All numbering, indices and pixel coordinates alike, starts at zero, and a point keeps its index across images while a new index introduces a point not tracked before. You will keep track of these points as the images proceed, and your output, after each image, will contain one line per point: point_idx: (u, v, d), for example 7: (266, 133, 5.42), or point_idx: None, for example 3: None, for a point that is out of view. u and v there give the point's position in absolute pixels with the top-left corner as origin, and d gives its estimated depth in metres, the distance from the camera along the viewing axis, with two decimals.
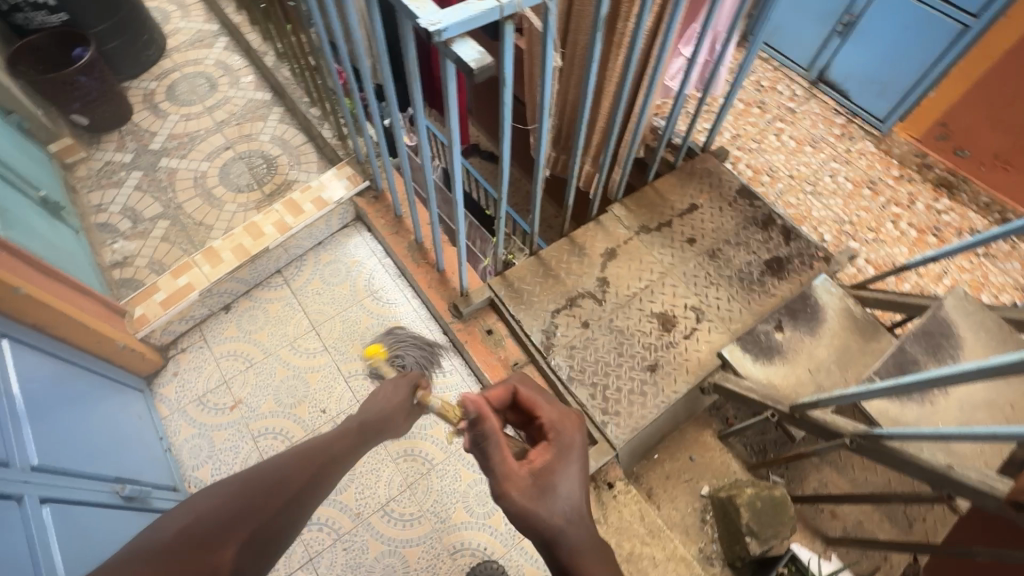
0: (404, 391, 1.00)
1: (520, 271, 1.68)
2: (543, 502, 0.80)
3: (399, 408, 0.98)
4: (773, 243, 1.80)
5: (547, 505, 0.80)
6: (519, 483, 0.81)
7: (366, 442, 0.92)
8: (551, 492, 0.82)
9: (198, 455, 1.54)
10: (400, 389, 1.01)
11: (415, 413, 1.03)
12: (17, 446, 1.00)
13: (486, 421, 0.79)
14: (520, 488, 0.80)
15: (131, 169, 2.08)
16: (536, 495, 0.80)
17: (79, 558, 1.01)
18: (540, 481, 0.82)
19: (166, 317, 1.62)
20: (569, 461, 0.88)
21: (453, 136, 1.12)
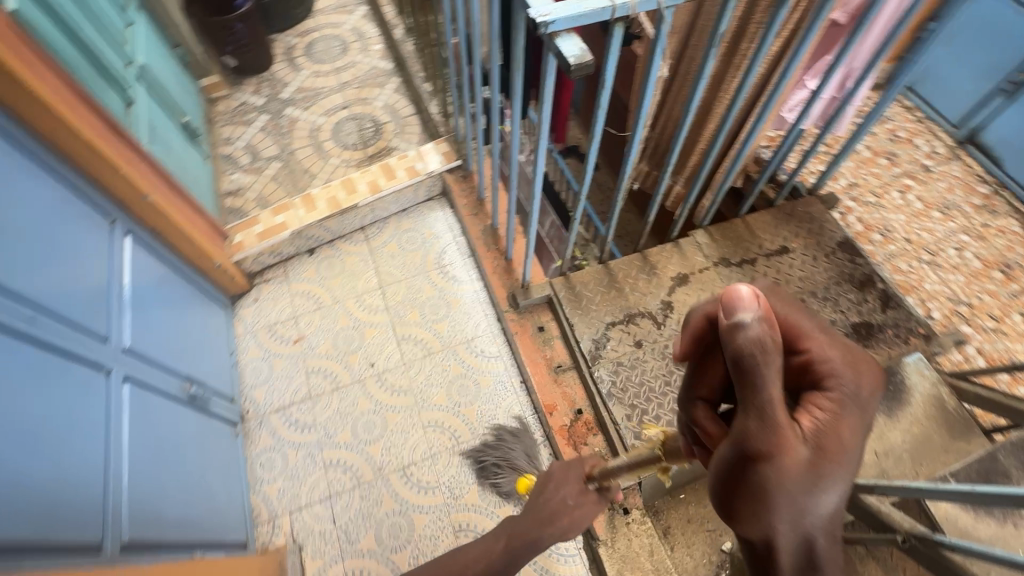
0: (568, 492, 1.18)
1: (584, 276, 1.66)
2: (810, 484, 0.57)
3: (560, 508, 1.15)
4: (866, 306, 1.65)
5: (804, 494, 0.57)
6: (794, 449, 0.58)
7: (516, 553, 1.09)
8: (825, 476, 0.58)
9: (257, 376, 1.69)
10: (572, 483, 1.19)
11: (570, 514, 1.14)
12: (116, 328, 1.16)
13: (772, 347, 0.58)
14: (793, 455, 0.58)
15: (260, 112, 2.31)
16: (806, 471, 0.58)
17: (146, 436, 1.15)
18: (818, 459, 0.59)
19: (259, 248, 1.80)
20: (854, 436, 0.63)
21: (543, 131, 1.13)
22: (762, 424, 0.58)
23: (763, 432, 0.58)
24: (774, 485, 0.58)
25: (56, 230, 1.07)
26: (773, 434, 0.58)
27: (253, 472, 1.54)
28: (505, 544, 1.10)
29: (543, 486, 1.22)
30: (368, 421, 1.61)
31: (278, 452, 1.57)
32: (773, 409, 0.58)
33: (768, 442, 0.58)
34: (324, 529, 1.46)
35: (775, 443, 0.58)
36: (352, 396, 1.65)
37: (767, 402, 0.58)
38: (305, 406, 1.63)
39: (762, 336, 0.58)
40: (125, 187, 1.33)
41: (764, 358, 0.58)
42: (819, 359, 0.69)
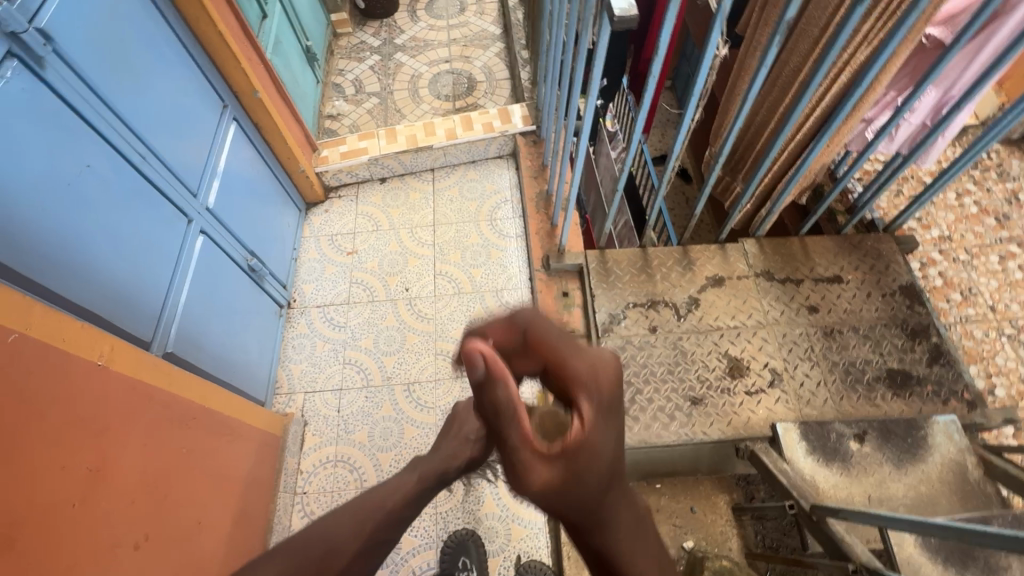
0: (468, 426, 0.98)
1: (619, 254, 1.70)
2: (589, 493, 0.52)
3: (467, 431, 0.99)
4: (911, 356, 1.52)
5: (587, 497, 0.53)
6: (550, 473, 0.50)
7: (430, 487, 0.90)
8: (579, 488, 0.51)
9: (310, 274, 1.90)
10: (471, 420, 1.00)
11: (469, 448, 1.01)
12: (204, 189, 1.39)
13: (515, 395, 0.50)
14: (551, 481, 0.50)
15: (374, 52, 2.54)
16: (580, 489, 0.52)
17: (206, 282, 1.37)
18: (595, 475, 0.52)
19: (340, 165, 2.01)
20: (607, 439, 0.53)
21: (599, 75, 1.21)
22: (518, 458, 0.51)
23: (524, 469, 0.51)
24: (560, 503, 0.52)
25: (176, 96, 1.30)
26: (534, 466, 0.50)
27: (285, 351, 1.75)
28: (416, 478, 0.90)
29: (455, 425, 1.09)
30: (389, 335, 1.77)
31: (309, 340, 1.77)
32: (525, 441, 0.50)
33: (554, 486, 0.51)
34: (327, 413, 1.64)
35: (536, 471, 0.50)
36: (382, 311, 1.81)
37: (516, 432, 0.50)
38: (342, 309, 1.82)
39: (504, 393, 0.51)
40: (240, 80, 1.56)
41: (498, 399, 0.51)
42: (570, 372, 0.55)
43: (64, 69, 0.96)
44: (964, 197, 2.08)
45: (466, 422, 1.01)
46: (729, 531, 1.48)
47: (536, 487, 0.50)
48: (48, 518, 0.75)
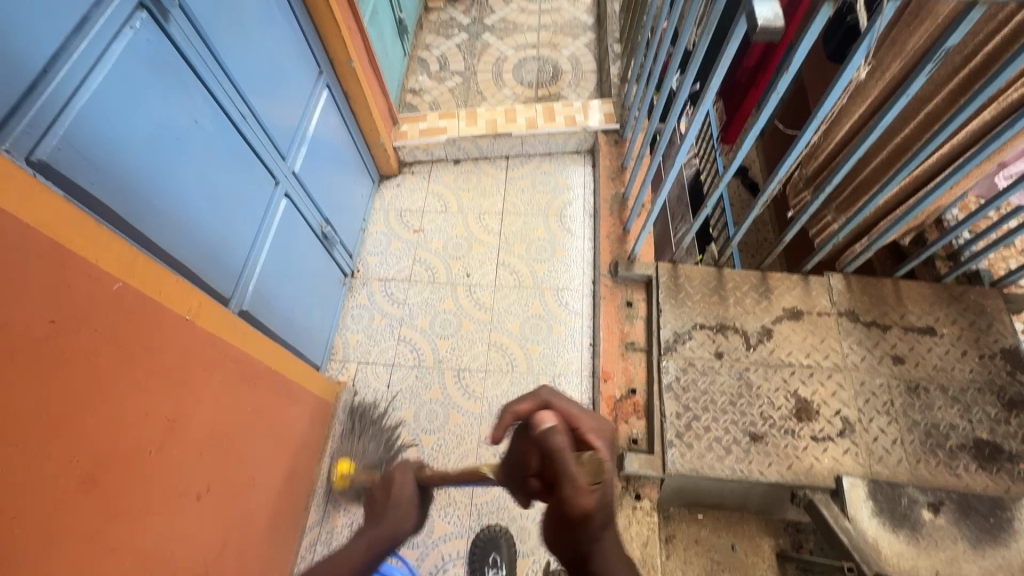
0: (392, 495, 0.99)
1: (693, 271, 1.62)
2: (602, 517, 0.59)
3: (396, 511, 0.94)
4: (1004, 428, 1.39)
5: (602, 517, 0.58)
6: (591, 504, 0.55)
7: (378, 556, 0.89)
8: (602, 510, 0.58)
9: (376, 246, 1.92)
10: (403, 501, 0.96)
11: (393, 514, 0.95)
12: (293, 153, 1.40)
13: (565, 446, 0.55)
14: (592, 504, 0.55)
15: (462, 30, 2.51)
16: (601, 509, 0.58)
17: (284, 246, 1.39)
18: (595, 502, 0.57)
19: (417, 142, 2.00)
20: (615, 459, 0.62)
21: (714, 82, 1.13)
22: (574, 491, 0.54)
23: (575, 494, 0.54)
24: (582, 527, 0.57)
25: (277, 58, 1.30)
26: (584, 493, 0.54)
27: (344, 319, 1.78)
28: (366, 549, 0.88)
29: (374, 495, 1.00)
30: (445, 319, 1.76)
31: (367, 312, 1.79)
32: (579, 475, 0.55)
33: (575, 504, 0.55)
34: (369, 408, 1.61)
35: (584, 497, 0.54)
36: (441, 294, 1.81)
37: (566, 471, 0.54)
38: (403, 286, 1.84)
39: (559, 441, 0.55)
40: (338, 47, 1.57)
41: (559, 453, 0.55)
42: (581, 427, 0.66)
43: (186, 23, 0.97)
44: None
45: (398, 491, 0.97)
46: None
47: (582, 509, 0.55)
48: (130, 461, 0.78)
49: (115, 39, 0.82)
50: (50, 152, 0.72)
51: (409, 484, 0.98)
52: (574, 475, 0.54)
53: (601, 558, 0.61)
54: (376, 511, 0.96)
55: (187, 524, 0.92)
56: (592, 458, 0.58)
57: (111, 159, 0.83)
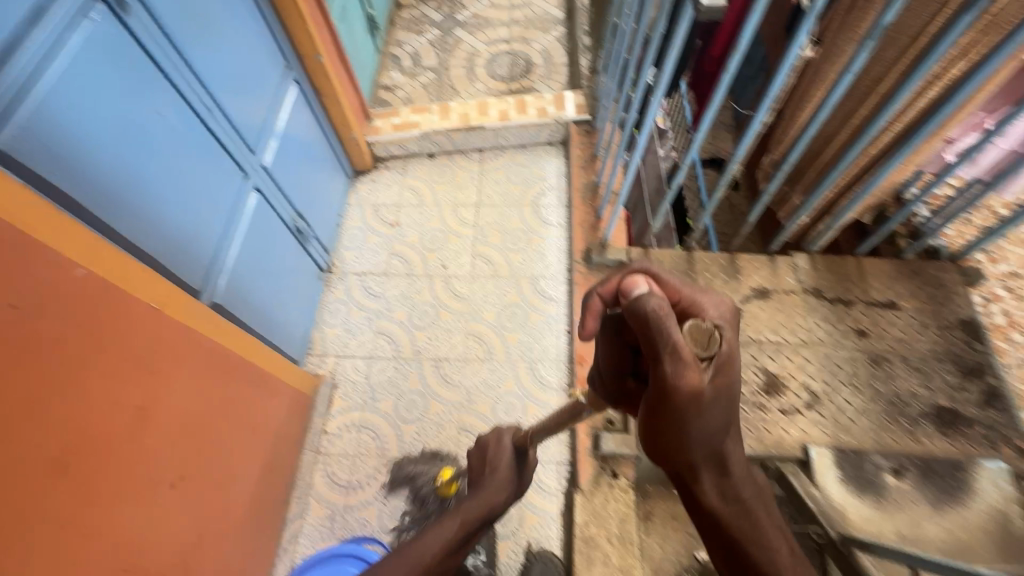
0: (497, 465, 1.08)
1: (663, 255, 1.65)
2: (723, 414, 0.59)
3: (500, 470, 1.08)
4: (963, 394, 1.44)
5: (719, 411, 0.58)
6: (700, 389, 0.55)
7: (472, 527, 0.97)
8: (718, 405, 0.58)
9: (352, 241, 1.93)
10: (501, 469, 1.08)
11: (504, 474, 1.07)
12: (262, 147, 1.41)
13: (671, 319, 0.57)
14: (704, 383, 0.55)
15: (434, 26, 2.52)
16: (714, 402, 0.58)
17: (256, 240, 1.39)
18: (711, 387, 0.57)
19: (390, 136, 2.01)
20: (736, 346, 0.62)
21: (671, 64, 1.16)
22: (676, 364, 0.55)
23: (678, 371, 0.55)
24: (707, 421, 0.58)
25: (243, 51, 1.30)
26: (693, 372, 0.55)
27: (322, 314, 1.79)
28: (459, 523, 0.94)
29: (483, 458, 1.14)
30: (423, 310, 1.78)
31: (345, 306, 1.80)
32: (684, 348, 0.56)
33: (688, 387, 0.55)
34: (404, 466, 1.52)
35: (689, 373, 0.55)
36: (419, 285, 1.83)
37: (671, 338, 0.56)
38: (380, 279, 1.85)
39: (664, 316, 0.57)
40: (305, 41, 1.57)
41: (659, 325, 0.56)
42: (688, 303, 0.67)
43: (146, 16, 0.97)
44: None
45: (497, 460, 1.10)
46: None
47: (688, 391, 0.55)
48: (94, 447, 0.78)
49: (70, 31, 0.82)
50: (6, 140, 0.72)
51: (507, 449, 1.11)
52: (679, 341, 0.56)
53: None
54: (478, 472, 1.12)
55: (161, 513, 0.93)
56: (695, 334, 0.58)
57: (71, 150, 0.83)
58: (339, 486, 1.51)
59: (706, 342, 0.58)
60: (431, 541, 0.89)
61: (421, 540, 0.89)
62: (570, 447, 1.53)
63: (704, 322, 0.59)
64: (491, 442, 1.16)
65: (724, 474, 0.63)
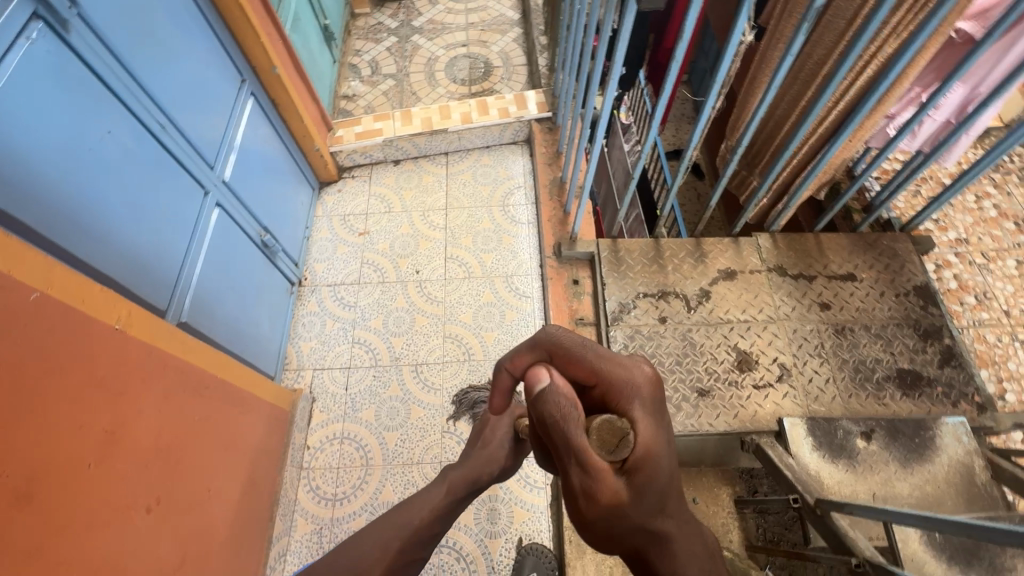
0: (496, 435, 1.09)
1: (631, 244, 1.68)
2: (651, 504, 0.56)
3: (495, 450, 1.08)
4: (922, 356, 1.51)
5: (648, 505, 0.56)
6: (612, 489, 0.55)
7: (462, 493, 1.03)
8: (644, 500, 0.56)
9: (321, 253, 1.91)
10: (495, 445, 1.08)
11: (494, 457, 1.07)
12: (222, 162, 1.38)
13: (572, 413, 0.56)
14: (619, 487, 0.55)
15: (391, 34, 2.52)
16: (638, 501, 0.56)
17: (220, 257, 1.36)
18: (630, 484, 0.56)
19: (354, 145, 2.00)
20: (659, 433, 0.59)
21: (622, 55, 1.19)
22: (583, 472, 0.55)
23: (586, 477, 0.55)
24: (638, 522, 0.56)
25: (194, 67, 1.28)
26: (604, 474, 0.55)
27: (295, 328, 1.76)
28: (445, 491, 1.02)
29: (478, 433, 1.14)
30: (398, 317, 1.77)
31: (318, 318, 1.78)
32: (588, 454, 0.55)
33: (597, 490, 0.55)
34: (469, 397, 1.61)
35: (597, 479, 0.55)
36: (392, 292, 1.82)
37: (573, 448, 0.55)
38: (353, 289, 1.83)
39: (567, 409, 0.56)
40: (259, 54, 1.55)
41: (560, 421, 0.56)
42: (604, 380, 0.63)
43: (88, 32, 0.95)
44: (983, 200, 2.05)
45: (493, 435, 1.10)
46: (730, 523, 1.48)
47: (603, 497, 0.55)
48: (62, 476, 0.76)
49: (9, 51, 0.80)
50: None
51: (502, 430, 1.10)
52: (583, 447, 0.55)
53: (664, 565, 0.57)
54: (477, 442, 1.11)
55: (138, 538, 0.90)
56: (605, 426, 0.56)
57: (17, 172, 0.81)
58: (324, 500, 1.49)
59: (617, 442, 0.56)
60: (420, 508, 0.98)
61: (411, 503, 0.99)
62: None
63: (616, 421, 0.57)
64: (485, 424, 1.14)
65: (672, 560, 0.57)
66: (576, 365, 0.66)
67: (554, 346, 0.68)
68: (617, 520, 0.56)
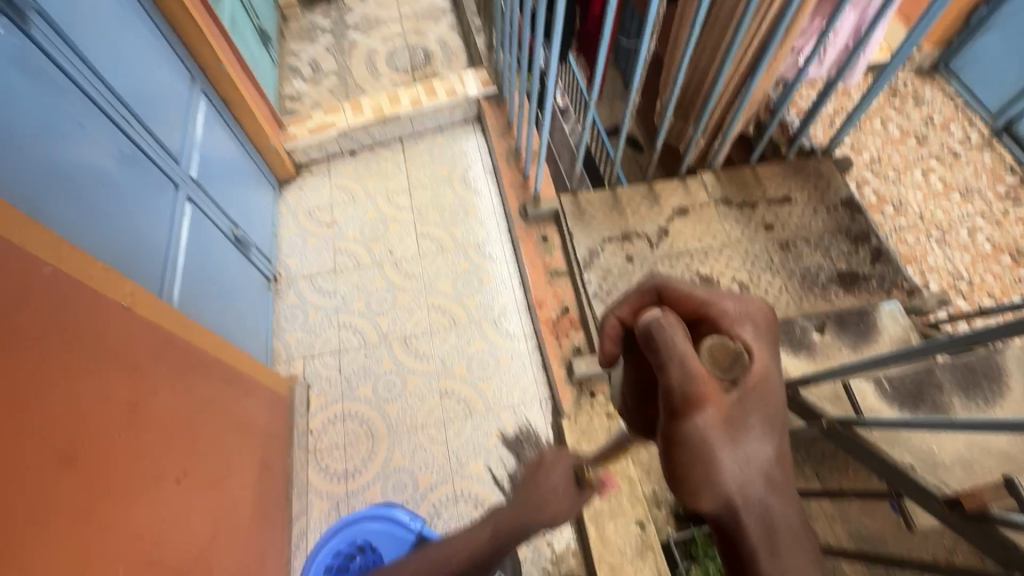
0: (552, 479, 0.99)
1: (591, 196, 1.80)
2: (751, 441, 0.49)
3: (550, 495, 0.96)
4: (856, 258, 1.71)
5: (755, 446, 0.49)
6: (718, 402, 0.49)
7: (506, 540, 0.90)
8: (754, 435, 0.49)
9: (292, 249, 1.93)
10: (549, 489, 0.97)
11: (557, 502, 0.96)
12: (186, 158, 1.40)
13: (676, 321, 0.51)
14: (726, 404, 0.49)
15: (326, 33, 2.54)
16: (746, 426, 0.49)
17: (197, 251, 1.37)
18: (738, 408, 0.50)
19: (308, 140, 2.03)
20: (777, 377, 0.53)
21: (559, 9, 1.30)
22: (685, 375, 0.49)
23: (688, 385, 0.48)
24: (734, 455, 0.48)
25: (145, 63, 1.29)
26: (711, 385, 0.49)
27: (278, 322, 1.78)
28: (490, 533, 0.90)
29: (533, 472, 1.03)
30: (380, 297, 1.82)
31: (300, 310, 1.80)
32: (693, 358, 0.49)
33: (699, 402, 0.49)
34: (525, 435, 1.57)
35: (702, 389, 0.49)
36: (370, 275, 1.86)
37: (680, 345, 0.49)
38: (329, 278, 1.86)
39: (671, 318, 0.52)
40: (205, 52, 1.57)
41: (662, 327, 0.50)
42: (718, 312, 0.56)
43: (47, 28, 0.97)
44: (888, 123, 2.30)
45: (547, 480, 0.99)
46: None
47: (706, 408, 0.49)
48: (98, 442, 0.79)
49: None
50: None
51: (562, 471, 1.00)
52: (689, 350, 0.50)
53: (761, 532, 0.47)
54: (529, 476, 1.03)
55: (173, 507, 0.93)
56: (714, 345, 0.52)
57: None
58: (335, 476, 1.53)
59: (729, 362, 0.52)
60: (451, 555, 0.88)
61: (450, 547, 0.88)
62: (546, 384, 1.63)
63: (732, 341, 0.52)
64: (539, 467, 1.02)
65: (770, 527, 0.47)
66: (693, 302, 0.58)
67: (666, 286, 0.61)
68: (717, 450, 0.48)
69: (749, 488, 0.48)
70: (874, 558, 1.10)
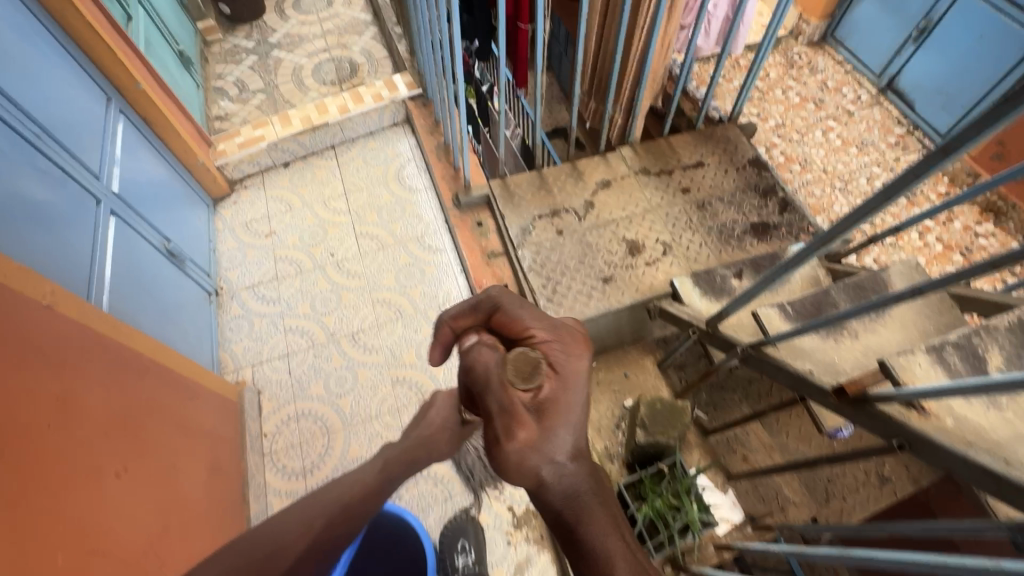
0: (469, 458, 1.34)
1: (519, 179, 1.89)
2: (556, 444, 0.54)
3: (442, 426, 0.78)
4: (766, 210, 1.85)
5: (561, 444, 0.54)
6: (526, 421, 0.54)
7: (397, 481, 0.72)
8: (558, 434, 0.55)
9: (232, 261, 1.94)
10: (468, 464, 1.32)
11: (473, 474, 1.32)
12: (107, 174, 1.41)
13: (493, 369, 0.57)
14: (532, 428, 0.54)
15: (250, 53, 2.58)
16: (551, 435, 0.54)
17: (125, 263, 1.38)
18: (543, 422, 0.55)
19: (239, 155, 2.05)
20: (581, 385, 0.59)
21: None
22: (499, 406, 0.55)
23: (505, 424, 0.54)
24: (545, 464, 0.53)
25: (54, 82, 1.31)
26: (517, 413, 0.55)
27: (224, 334, 1.78)
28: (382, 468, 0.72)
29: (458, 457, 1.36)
30: (325, 297, 1.85)
31: (245, 320, 1.81)
32: (506, 395, 0.55)
33: (511, 432, 0.54)
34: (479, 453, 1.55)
35: (514, 425, 0.54)
36: (313, 278, 1.89)
37: (494, 381, 0.57)
38: (273, 286, 1.88)
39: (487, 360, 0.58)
40: (120, 72, 1.59)
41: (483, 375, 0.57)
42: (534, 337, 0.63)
43: None
44: (789, 92, 2.50)
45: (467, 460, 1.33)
46: (659, 384, 1.72)
47: (519, 435, 0.54)
48: (26, 431, 0.80)
49: None
50: None
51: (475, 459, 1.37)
52: (500, 380, 0.56)
53: (563, 505, 0.52)
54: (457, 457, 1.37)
55: (113, 500, 0.94)
56: (518, 368, 0.57)
57: None
58: (293, 475, 1.54)
59: (530, 371, 0.56)
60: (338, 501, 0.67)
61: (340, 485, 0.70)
62: None
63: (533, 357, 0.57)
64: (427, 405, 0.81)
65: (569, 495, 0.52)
66: (514, 327, 0.65)
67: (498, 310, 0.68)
68: (530, 460, 0.53)
69: (561, 477, 0.53)
70: (798, 466, 1.20)
